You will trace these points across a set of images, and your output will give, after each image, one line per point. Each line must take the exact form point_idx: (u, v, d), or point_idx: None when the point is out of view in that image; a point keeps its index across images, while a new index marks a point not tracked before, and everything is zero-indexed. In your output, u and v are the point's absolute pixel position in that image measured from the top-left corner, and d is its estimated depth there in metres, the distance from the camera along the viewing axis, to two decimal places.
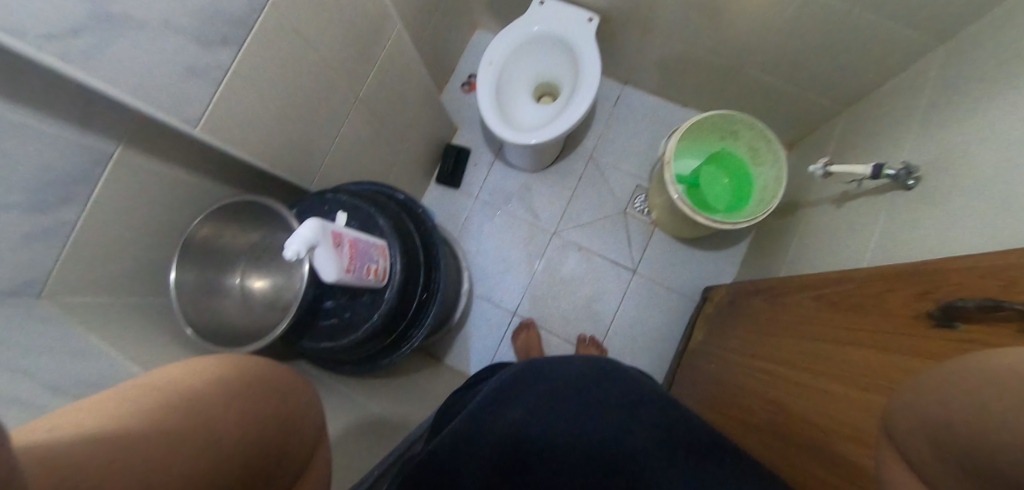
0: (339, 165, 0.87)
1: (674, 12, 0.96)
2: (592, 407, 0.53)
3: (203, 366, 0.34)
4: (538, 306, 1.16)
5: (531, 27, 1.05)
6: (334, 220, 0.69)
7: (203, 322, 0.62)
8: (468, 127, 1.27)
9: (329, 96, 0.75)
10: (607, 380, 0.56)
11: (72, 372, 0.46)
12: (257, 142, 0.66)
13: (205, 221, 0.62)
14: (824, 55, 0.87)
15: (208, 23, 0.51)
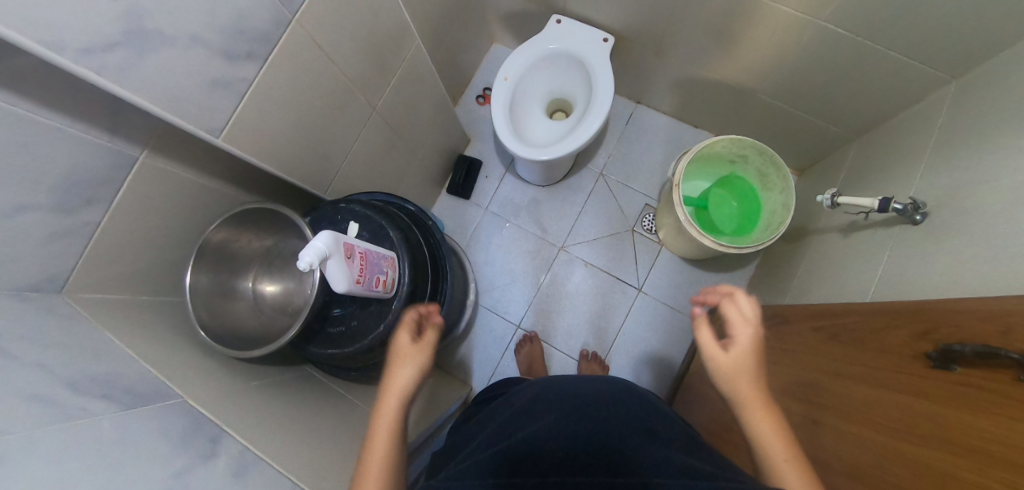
0: (353, 173, 0.89)
1: (689, 35, 0.97)
2: (608, 420, 0.50)
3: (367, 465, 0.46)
4: (542, 319, 1.17)
5: (545, 45, 1.07)
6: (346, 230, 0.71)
7: (216, 325, 0.64)
8: (480, 139, 1.29)
9: (347, 108, 0.77)
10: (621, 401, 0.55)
11: (88, 368, 0.48)
12: (276, 150, 0.68)
13: (223, 226, 0.64)
14: (836, 85, 0.88)
15: (236, 39, 0.53)
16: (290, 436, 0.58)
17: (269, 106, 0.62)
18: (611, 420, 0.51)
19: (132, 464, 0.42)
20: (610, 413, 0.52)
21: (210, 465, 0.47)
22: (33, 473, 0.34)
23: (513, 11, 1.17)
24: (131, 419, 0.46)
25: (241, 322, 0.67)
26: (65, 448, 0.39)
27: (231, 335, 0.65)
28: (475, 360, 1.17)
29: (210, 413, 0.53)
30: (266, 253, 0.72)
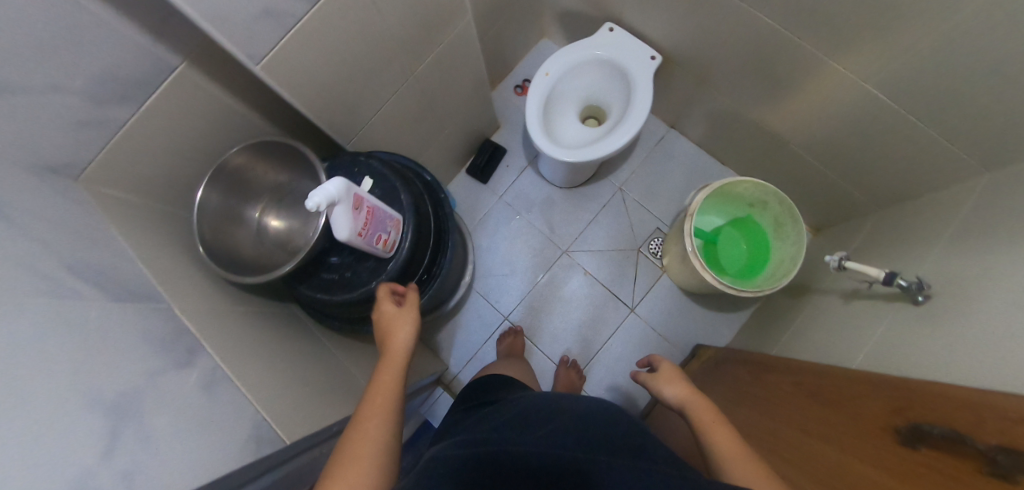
0: (380, 131, 0.90)
1: (735, 70, 0.97)
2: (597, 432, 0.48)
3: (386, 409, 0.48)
4: (530, 316, 1.18)
5: (593, 49, 1.07)
6: (359, 183, 0.72)
7: (215, 244, 0.65)
8: (510, 128, 1.29)
9: (387, 67, 0.78)
10: (614, 420, 0.54)
11: (85, 257, 0.49)
12: (309, 92, 0.69)
13: (243, 150, 0.65)
14: (871, 151, 0.87)
15: None
16: (264, 366, 0.59)
17: (313, 45, 0.63)
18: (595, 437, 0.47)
19: (109, 353, 0.43)
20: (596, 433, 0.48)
21: (182, 373, 0.48)
22: (17, 337, 0.36)
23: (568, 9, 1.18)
24: (117, 313, 0.47)
25: (241, 247, 0.68)
26: (50, 320, 0.40)
27: (229, 258, 0.66)
28: (457, 341, 1.17)
29: (192, 324, 0.54)
30: (279, 187, 0.73)
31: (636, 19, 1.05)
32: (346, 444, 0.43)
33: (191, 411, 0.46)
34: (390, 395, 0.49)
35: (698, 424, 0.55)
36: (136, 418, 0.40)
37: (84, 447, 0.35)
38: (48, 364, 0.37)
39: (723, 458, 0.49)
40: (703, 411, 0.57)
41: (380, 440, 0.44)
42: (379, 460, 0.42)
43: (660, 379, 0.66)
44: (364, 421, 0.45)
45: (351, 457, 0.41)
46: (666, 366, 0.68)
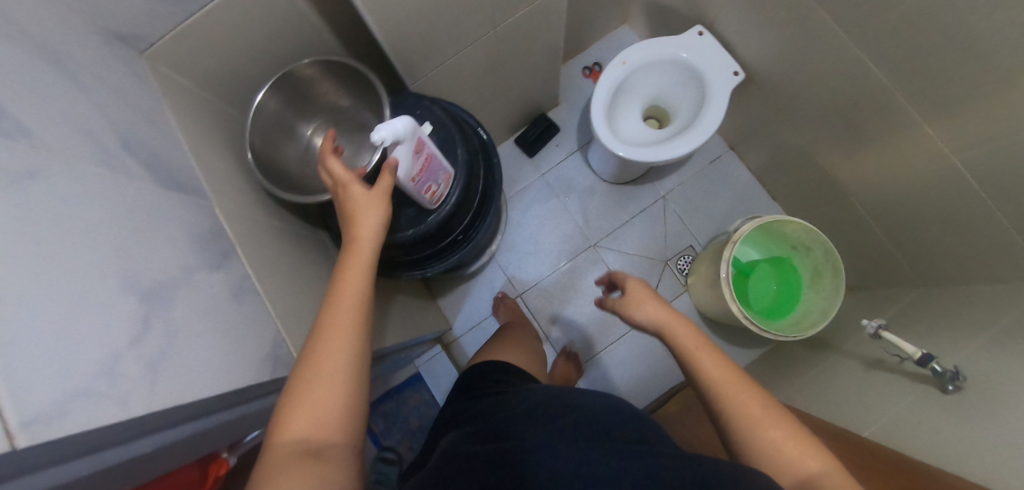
0: (448, 79, 0.86)
1: (819, 108, 0.92)
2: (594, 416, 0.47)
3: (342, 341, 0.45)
4: (541, 299, 1.17)
5: (676, 49, 1.01)
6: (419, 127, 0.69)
7: (263, 153, 0.63)
8: (569, 108, 1.25)
9: (473, 14, 0.73)
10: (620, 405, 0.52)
11: (138, 137, 0.47)
12: (390, 20, 0.65)
13: (314, 63, 0.62)
14: (932, 232, 0.83)
15: None
16: (287, 287, 0.59)
17: None
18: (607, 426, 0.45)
19: (150, 239, 0.42)
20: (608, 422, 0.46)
21: (214, 275, 0.47)
22: (60, 205, 0.34)
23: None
24: (160, 201, 0.46)
25: (288, 161, 0.67)
26: (96, 194, 0.38)
27: (276, 170, 0.64)
28: (464, 305, 1.18)
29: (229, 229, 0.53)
30: (337, 109, 0.71)
31: (734, 27, 0.99)
32: (296, 385, 0.42)
33: (218, 317, 0.45)
34: (347, 315, 0.47)
35: (678, 353, 0.53)
36: (168, 309, 0.39)
37: (118, 327, 0.34)
38: (89, 238, 0.35)
39: (713, 382, 0.48)
40: (681, 331, 0.54)
41: (334, 382, 0.43)
42: (329, 412, 0.41)
43: (626, 305, 0.60)
44: (316, 356, 0.44)
45: (297, 404, 0.41)
46: (635, 289, 0.61)
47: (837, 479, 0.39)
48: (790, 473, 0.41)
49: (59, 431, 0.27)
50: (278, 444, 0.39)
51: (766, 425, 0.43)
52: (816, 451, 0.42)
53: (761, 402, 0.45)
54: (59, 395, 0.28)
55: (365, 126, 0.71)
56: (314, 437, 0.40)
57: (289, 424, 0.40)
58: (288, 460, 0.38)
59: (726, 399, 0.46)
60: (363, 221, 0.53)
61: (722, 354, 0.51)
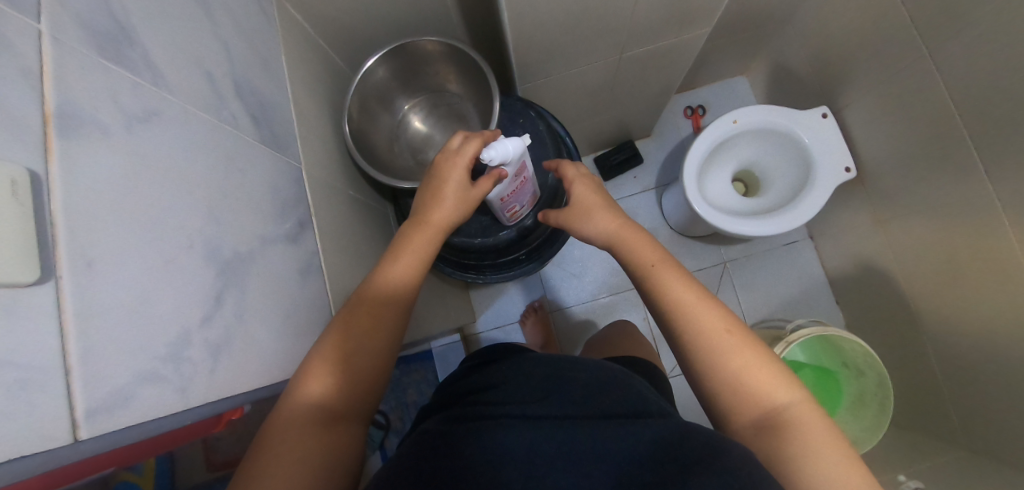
0: (560, 90, 0.82)
1: (923, 234, 0.85)
2: (575, 383, 0.42)
3: (382, 318, 0.44)
4: (569, 322, 1.15)
5: (792, 124, 0.93)
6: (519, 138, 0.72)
7: (358, 119, 0.62)
8: (658, 143, 1.22)
9: (610, 38, 0.69)
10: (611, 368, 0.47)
11: (254, 84, 0.45)
12: (528, 28, 0.61)
13: (433, 44, 0.61)
14: (997, 409, 0.75)
15: None
16: (343, 265, 0.57)
17: None
18: (588, 382, 0.43)
19: (239, 202, 0.40)
20: (589, 376, 0.44)
21: (286, 248, 0.45)
22: (166, 158, 0.32)
23: (798, 64, 1.03)
24: (260, 159, 0.44)
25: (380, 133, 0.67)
26: (206, 142, 0.36)
27: (367, 141, 0.64)
28: (494, 305, 1.17)
29: (310, 197, 0.52)
30: (437, 91, 0.71)
31: (863, 120, 0.91)
32: (328, 347, 0.41)
33: (283, 292, 0.43)
34: (394, 291, 0.46)
35: (638, 272, 0.51)
36: (242, 284, 0.37)
37: (194, 303, 0.32)
38: (188, 192, 0.34)
39: (676, 309, 0.47)
40: (631, 239, 0.53)
41: (359, 355, 0.42)
42: (351, 386, 0.41)
43: (576, 215, 0.58)
44: (353, 324, 0.43)
45: (323, 367, 0.40)
46: (584, 201, 0.58)
47: (801, 410, 0.41)
48: (756, 405, 0.42)
49: (117, 423, 0.25)
50: (296, 400, 0.37)
51: (732, 354, 0.43)
52: (776, 378, 0.42)
53: (725, 327, 0.45)
54: (127, 382, 0.26)
55: (463, 118, 0.71)
56: (333, 405, 0.39)
57: (307, 383, 0.38)
58: (303, 419, 0.37)
59: (690, 327, 0.45)
60: (439, 214, 0.50)
61: (688, 278, 0.49)
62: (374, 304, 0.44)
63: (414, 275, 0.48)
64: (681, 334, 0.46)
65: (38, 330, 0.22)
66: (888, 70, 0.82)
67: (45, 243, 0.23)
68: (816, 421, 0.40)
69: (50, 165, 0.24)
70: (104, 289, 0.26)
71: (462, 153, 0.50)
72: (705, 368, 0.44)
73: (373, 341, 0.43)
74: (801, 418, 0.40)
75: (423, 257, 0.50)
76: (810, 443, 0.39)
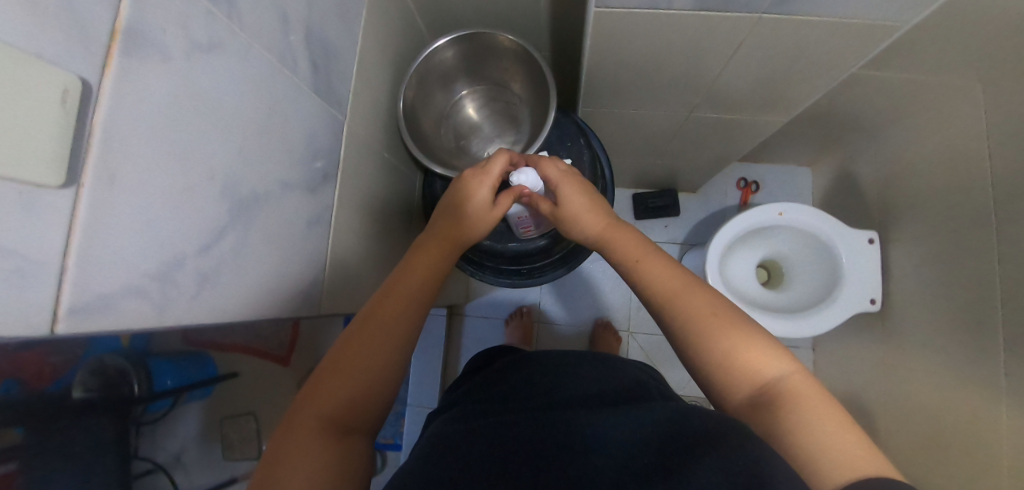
0: (620, 124, 0.81)
1: (921, 393, 0.82)
2: (570, 388, 0.44)
3: (390, 328, 0.44)
4: (551, 338, 1.15)
5: (834, 236, 0.90)
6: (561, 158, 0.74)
7: (415, 90, 0.63)
8: (699, 202, 1.20)
9: (683, 93, 0.67)
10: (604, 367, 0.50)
11: (325, 30, 0.46)
12: (605, 59, 0.60)
13: (507, 41, 0.61)
14: None
15: None
16: (353, 222, 0.59)
17: (656, 33, 0.53)
18: (581, 386, 0.45)
19: (271, 144, 0.41)
20: (582, 381, 0.46)
21: (303, 196, 0.47)
22: (216, 90, 0.33)
23: (867, 178, 0.99)
24: (307, 104, 0.45)
25: (432, 108, 0.69)
26: (260, 79, 0.38)
27: (417, 112, 0.65)
28: (487, 295, 1.18)
29: (342, 151, 0.53)
30: (501, 86, 0.71)
31: (907, 259, 0.87)
32: (336, 358, 0.42)
33: (287, 239, 0.45)
34: (409, 305, 0.47)
35: (624, 269, 0.52)
36: (249, 222, 0.39)
37: (199, 231, 0.33)
38: (226, 125, 0.35)
39: (664, 298, 0.47)
40: (619, 241, 0.53)
41: (370, 369, 0.42)
42: (357, 398, 0.41)
43: (563, 218, 0.56)
44: (361, 338, 0.43)
45: (332, 379, 0.40)
46: (571, 206, 0.55)
47: (796, 381, 0.40)
48: (748, 382, 0.40)
49: (94, 326, 0.27)
50: (304, 413, 0.38)
51: (720, 336, 0.42)
52: (765, 353, 0.41)
53: (710, 310, 0.44)
54: (114, 290, 0.27)
55: (516, 120, 0.72)
56: (339, 417, 0.39)
57: (314, 400, 0.39)
58: (310, 432, 0.37)
59: (678, 315, 0.45)
60: (466, 230, 0.54)
61: (676, 268, 0.49)
62: (382, 314, 0.45)
63: (424, 288, 0.49)
64: (671, 321, 0.45)
65: (46, 226, 0.23)
66: (945, 222, 0.78)
67: (78, 148, 0.24)
68: (812, 392, 0.39)
69: (104, 78, 0.25)
70: (121, 202, 0.27)
71: (489, 173, 0.54)
72: (693, 355, 0.43)
73: (378, 352, 0.43)
74: (797, 388, 0.39)
75: (432, 273, 0.51)
76: (806, 414, 0.37)
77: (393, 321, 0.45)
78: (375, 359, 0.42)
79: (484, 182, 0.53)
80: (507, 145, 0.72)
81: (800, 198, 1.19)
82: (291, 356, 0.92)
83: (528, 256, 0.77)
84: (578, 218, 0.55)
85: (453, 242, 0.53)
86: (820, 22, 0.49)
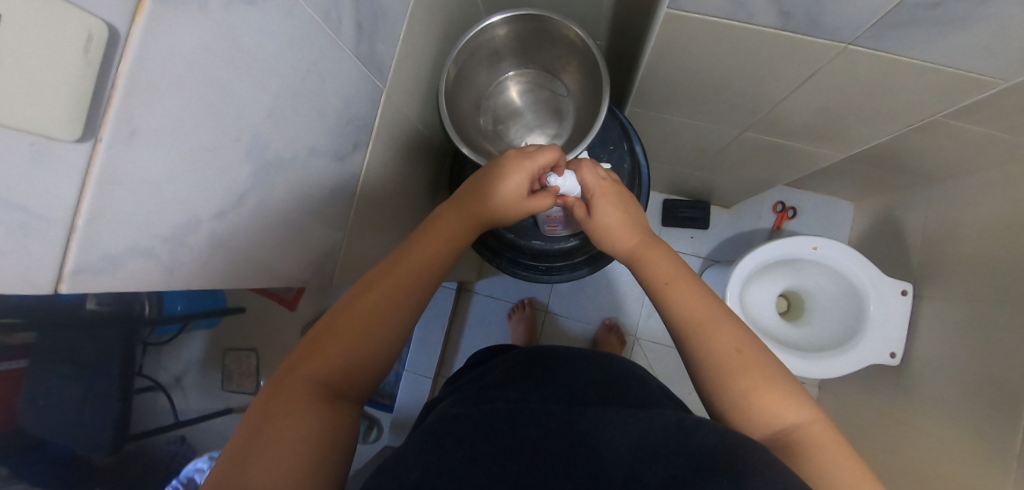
0: (665, 131, 0.76)
1: (923, 456, 0.79)
2: (569, 388, 0.42)
3: (397, 300, 0.42)
4: (554, 331, 1.14)
5: (865, 283, 0.86)
6: (600, 161, 0.71)
7: (461, 62, 0.61)
8: (731, 220, 1.15)
9: (742, 111, 0.62)
10: (597, 364, 0.49)
11: None
12: (665, 63, 0.56)
13: (568, 31, 0.58)
14: None
15: None
16: (378, 193, 0.57)
17: (726, 48, 0.49)
18: (577, 386, 0.43)
19: (304, 108, 0.39)
20: (577, 381, 0.44)
21: (330, 164, 0.45)
22: (253, 45, 0.31)
23: (914, 227, 0.93)
24: (347, 66, 0.42)
25: (474, 86, 0.66)
26: (301, 37, 0.35)
27: (460, 87, 0.63)
28: (499, 277, 1.17)
29: (376, 119, 0.51)
30: (550, 73, 0.68)
31: (938, 320, 0.83)
32: (335, 323, 0.40)
33: (309, 207, 0.43)
34: (416, 279, 0.44)
35: (653, 291, 0.48)
36: (271, 186, 0.37)
37: (218, 194, 0.32)
38: (259, 83, 0.33)
39: (691, 330, 0.42)
40: (651, 255, 0.50)
41: (369, 339, 0.40)
42: (353, 362, 0.39)
43: (594, 229, 0.55)
44: (365, 307, 0.41)
45: (331, 341, 0.39)
46: (605, 220, 0.54)
47: (815, 432, 0.36)
48: (763, 426, 0.37)
49: (97, 285, 0.26)
50: (296, 375, 0.36)
51: (744, 375, 0.39)
52: (783, 397, 0.38)
53: (736, 346, 0.40)
54: (121, 251, 0.26)
55: (559, 111, 0.69)
56: (335, 382, 0.37)
57: (310, 363, 0.37)
58: (301, 394, 0.35)
59: (700, 346, 0.41)
60: (482, 211, 0.51)
61: (704, 295, 0.45)
62: (389, 287, 0.43)
63: (432, 266, 0.47)
64: (693, 352, 0.42)
65: (58, 180, 0.22)
66: (989, 289, 0.74)
67: (97, 100, 0.22)
68: (832, 440, 0.36)
69: (134, 25, 0.23)
70: (139, 160, 0.25)
71: (532, 160, 0.51)
72: (711, 386, 0.40)
73: (383, 325, 0.41)
74: (814, 439, 0.36)
75: (443, 253, 0.48)
76: (828, 458, 0.35)
77: (401, 295, 0.43)
78: (381, 332, 0.41)
79: (521, 169, 0.50)
80: (546, 138, 0.69)
81: (836, 233, 1.13)
82: (295, 303, 1.01)
83: (548, 254, 0.75)
84: (605, 227, 0.54)
85: (466, 232, 0.52)
86: (909, 64, 0.45)
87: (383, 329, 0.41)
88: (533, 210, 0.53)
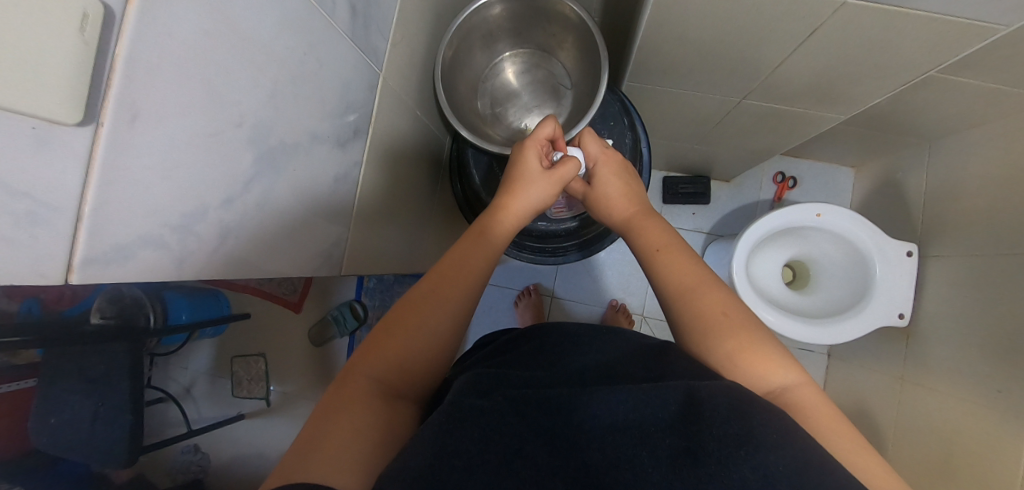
0: (663, 105, 0.76)
1: (936, 412, 0.80)
2: (594, 367, 0.41)
3: (447, 297, 0.40)
4: (562, 315, 1.14)
5: (870, 246, 0.86)
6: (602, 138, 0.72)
7: (456, 43, 0.60)
8: (732, 193, 1.14)
9: (741, 78, 0.62)
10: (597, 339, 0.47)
11: None
12: (662, 34, 0.55)
13: (564, 7, 0.58)
14: None
15: None
16: (381, 180, 0.56)
17: (723, 13, 0.49)
18: (588, 364, 0.42)
19: (303, 93, 0.38)
20: (586, 357, 0.43)
21: (332, 151, 0.44)
22: (250, 28, 0.30)
23: (916, 188, 0.93)
24: (342, 49, 0.41)
25: (470, 69, 0.65)
26: (298, 20, 0.35)
27: (455, 69, 0.63)
28: (505, 266, 1.17)
29: (375, 105, 0.50)
30: (545, 53, 0.68)
31: (942, 279, 0.83)
32: (391, 319, 0.39)
33: (313, 191, 0.42)
34: (464, 274, 0.42)
35: (645, 257, 0.47)
36: (274, 177, 0.37)
37: (223, 181, 0.31)
38: (256, 67, 0.32)
39: (677, 294, 0.42)
40: (652, 223, 0.50)
41: (421, 331, 0.38)
42: (409, 362, 0.38)
43: (594, 199, 0.56)
44: (418, 304, 0.40)
45: (385, 340, 0.38)
46: (606, 189, 0.55)
47: (803, 394, 0.35)
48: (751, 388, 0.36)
49: (107, 275, 0.25)
50: (356, 373, 0.36)
51: (726, 336, 0.38)
52: (771, 359, 0.37)
53: (722, 309, 0.40)
54: (130, 241, 0.26)
55: (556, 91, 0.69)
56: (394, 381, 0.36)
57: (367, 360, 0.36)
58: (359, 392, 0.34)
59: (688, 310, 0.41)
60: (522, 199, 0.50)
61: (694, 261, 0.44)
62: (441, 283, 0.41)
63: (484, 263, 0.44)
64: (681, 317, 0.41)
65: (60, 165, 0.21)
66: (994, 244, 0.74)
67: (97, 83, 0.21)
68: (818, 404, 0.35)
69: (129, 4, 0.22)
70: (142, 149, 0.24)
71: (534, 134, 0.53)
72: (695, 349, 0.39)
73: (436, 321, 0.39)
74: (804, 401, 0.35)
75: (491, 249, 0.46)
76: (811, 415, 0.34)
77: (451, 289, 0.41)
78: (433, 328, 0.39)
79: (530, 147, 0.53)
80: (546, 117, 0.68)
81: (837, 200, 1.13)
82: (302, 303, 1.01)
83: (554, 236, 0.75)
84: (612, 199, 0.54)
85: (507, 221, 0.49)
86: (910, 14, 0.44)
87: (437, 325, 0.39)
88: (565, 177, 0.52)
